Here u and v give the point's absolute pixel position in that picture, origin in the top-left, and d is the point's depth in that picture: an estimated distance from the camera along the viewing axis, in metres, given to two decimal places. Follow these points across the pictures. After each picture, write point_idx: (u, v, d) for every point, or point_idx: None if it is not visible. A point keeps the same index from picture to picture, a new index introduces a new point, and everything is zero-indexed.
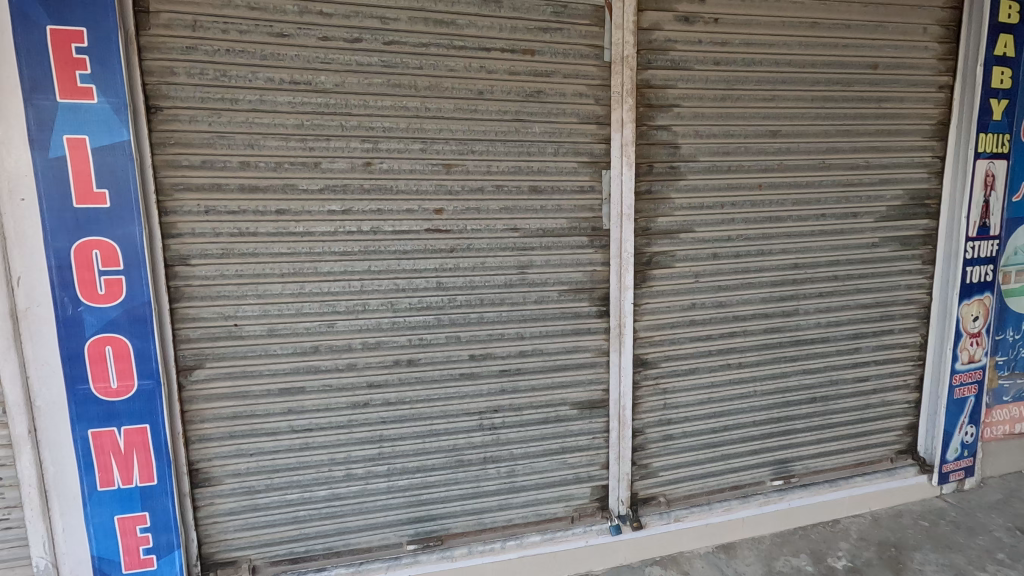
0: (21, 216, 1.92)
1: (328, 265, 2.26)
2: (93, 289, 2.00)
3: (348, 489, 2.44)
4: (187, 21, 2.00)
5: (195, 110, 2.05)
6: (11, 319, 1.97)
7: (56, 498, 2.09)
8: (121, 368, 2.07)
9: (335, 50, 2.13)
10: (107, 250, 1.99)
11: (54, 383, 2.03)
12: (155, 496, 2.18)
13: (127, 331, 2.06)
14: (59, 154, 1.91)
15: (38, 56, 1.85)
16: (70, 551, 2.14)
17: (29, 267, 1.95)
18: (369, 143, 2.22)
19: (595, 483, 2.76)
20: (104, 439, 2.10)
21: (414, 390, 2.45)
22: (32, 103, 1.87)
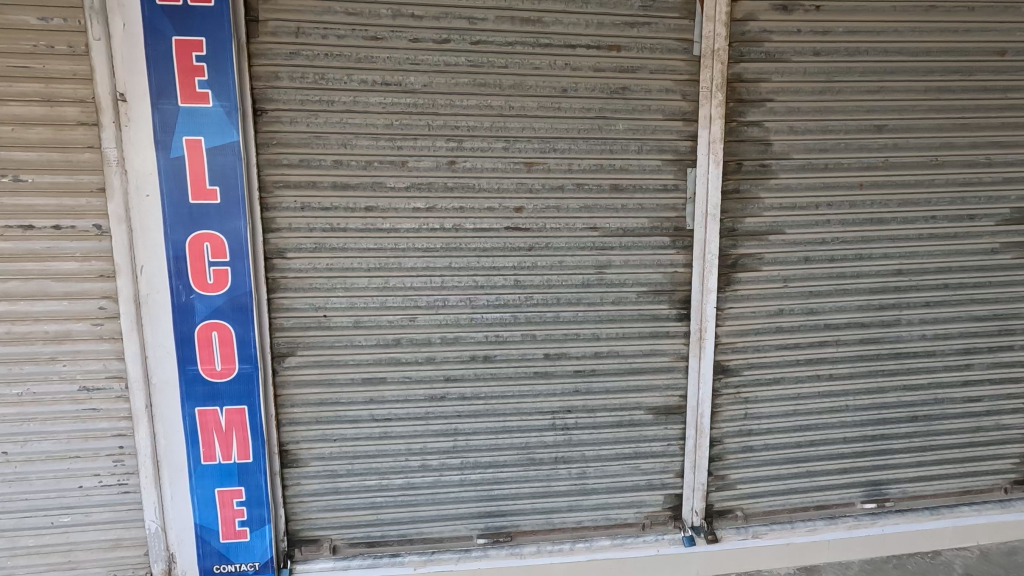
0: (146, 210, 2.11)
1: (412, 260, 2.33)
2: (203, 278, 2.17)
3: (422, 480, 2.51)
4: (291, 28, 2.12)
5: (295, 112, 2.17)
6: (135, 304, 2.18)
7: (167, 468, 2.30)
8: (225, 352, 2.24)
9: (425, 51, 2.19)
10: (216, 243, 2.16)
11: (168, 363, 2.22)
12: (250, 472, 2.34)
13: (231, 318, 2.22)
14: (179, 154, 2.09)
15: (164, 64, 2.03)
16: (177, 517, 2.34)
17: (151, 257, 2.14)
18: (454, 141, 2.26)
19: (669, 491, 2.68)
20: (209, 417, 2.28)
21: (489, 386, 2.47)
22: (159, 108, 2.05)
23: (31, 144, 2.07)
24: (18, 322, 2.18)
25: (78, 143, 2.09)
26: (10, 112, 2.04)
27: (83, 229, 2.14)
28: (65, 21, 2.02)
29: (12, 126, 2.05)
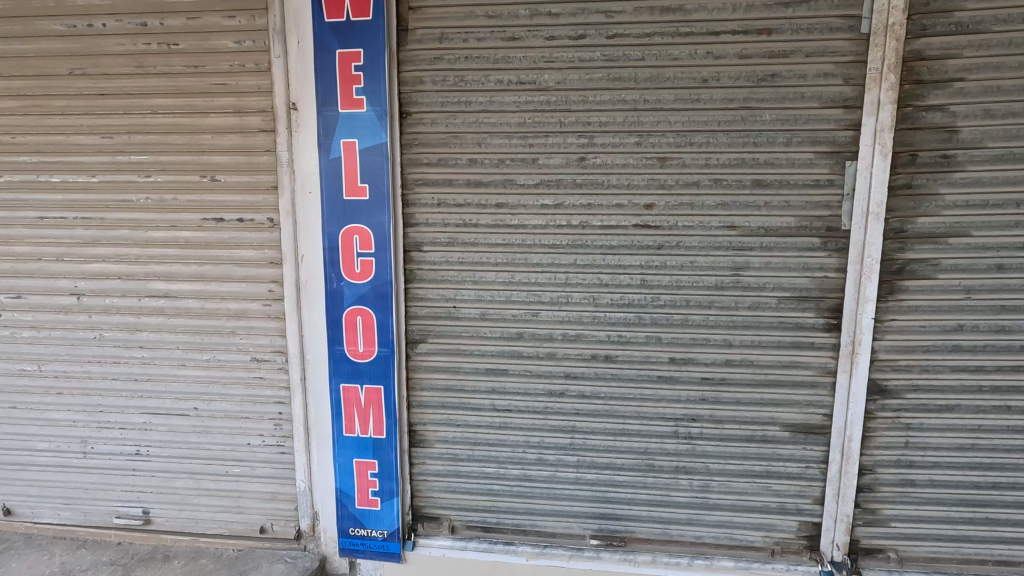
0: (309, 205, 2.38)
1: (538, 256, 2.36)
2: (351, 267, 2.40)
3: (538, 473, 2.54)
4: (436, 34, 2.25)
5: (436, 113, 2.31)
6: (296, 288, 2.48)
7: (316, 435, 2.58)
8: (367, 336, 2.45)
9: (560, 48, 2.20)
10: (364, 235, 2.36)
11: (321, 342, 2.49)
12: (383, 447, 2.53)
13: (373, 304, 2.42)
14: (336, 155, 2.32)
15: (329, 75, 2.27)
16: (322, 480, 2.62)
17: (311, 247, 2.42)
18: (585, 137, 2.24)
19: (805, 518, 2.43)
20: (351, 393, 2.51)
21: (609, 386, 2.43)
22: (323, 114, 2.30)
23: (224, 149, 2.43)
24: (209, 299, 2.58)
25: (259, 147, 2.41)
26: (210, 122, 2.42)
27: (260, 222, 2.47)
28: (253, 43, 2.34)
29: (211, 134, 2.43)
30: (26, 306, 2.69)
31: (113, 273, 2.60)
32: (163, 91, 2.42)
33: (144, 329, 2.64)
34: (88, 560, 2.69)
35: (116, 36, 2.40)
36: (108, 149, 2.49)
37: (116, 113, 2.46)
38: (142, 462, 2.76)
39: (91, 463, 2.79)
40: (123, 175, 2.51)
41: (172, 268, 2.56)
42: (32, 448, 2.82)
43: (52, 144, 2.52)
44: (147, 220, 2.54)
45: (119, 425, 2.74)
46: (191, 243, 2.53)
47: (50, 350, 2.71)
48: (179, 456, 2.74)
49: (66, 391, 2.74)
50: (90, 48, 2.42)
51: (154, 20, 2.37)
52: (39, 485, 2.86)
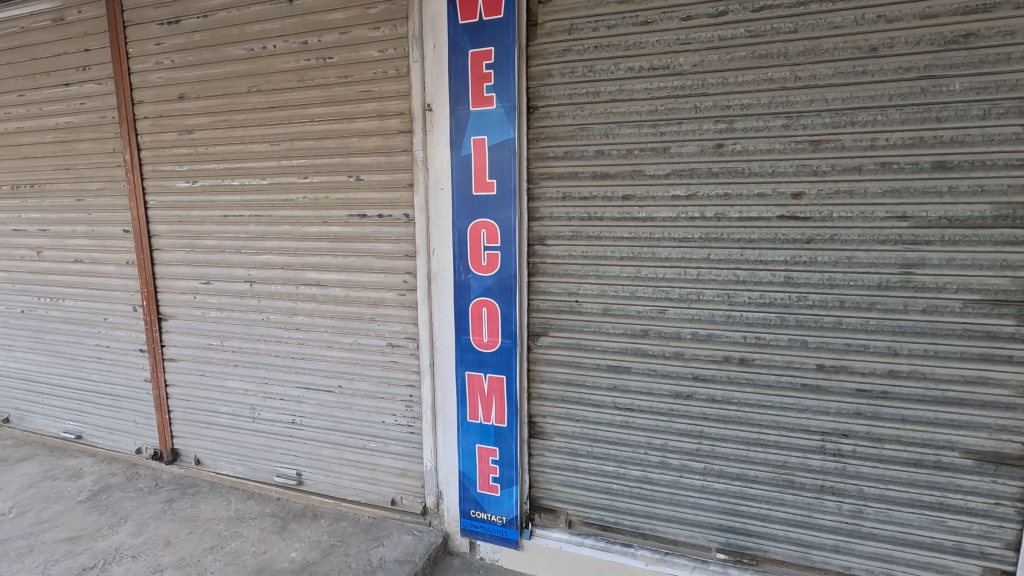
0: (440, 201, 2.50)
1: (666, 250, 2.25)
2: (478, 260, 2.48)
3: (661, 477, 2.43)
4: (565, 26, 2.24)
5: (563, 106, 2.30)
6: (428, 280, 2.63)
7: (442, 419, 2.72)
8: (492, 327, 2.52)
9: (698, 28, 2.06)
10: (491, 229, 2.43)
11: (449, 331, 2.62)
12: (504, 436, 2.60)
13: (498, 297, 2.48)
14: (467, 152, 2.40)
15: (462, 75, 2.35)
16: (446, 462, 2.76)
17: (442, 241, 2.54)
18: (724, 122, 2.08)
19: (991, 564, 2.04)
20: (476, 382, 2.61)
21: (743, 392, 2.25)
22: (455, 113, 2.40)
23: (368, 151, 2.66)
24: (352, 288, 2.84)
25: (398, 147, 2.60)
26: (357, 127, 2.65)
27: (397, 218, 2.67)
28: (395, 50, 2.51)
29: (358, 138, 2.66)
30: (213, 290, 3.19)
31: (277, 264, 2.98)
32: (319, 101, 2.71)
33: (301, 313, 2.99)
34: (255, 510, 3.12)
35: (283, 55, 2.73)
36: (276, 155, 2.85)
37: (282, 123, 2.80)
38: (297, 430, 3.14)
39: (258, 427, 3.24)
40: (287, 178, 2.85)
41: (324, 259, 2.86)
42: (215, 410, 3.34)
43: (233, 153, 2.94)
44: (304, 217, 2.86)
45: (280, 396, 3.14)
46: (339, 237, 2.81)
47: (230, 328, 3.19)
48: (325, 428, 3.06)
49: (241, 363, 3.20)
50: (263, 68, 2.79)
51: (313, 37, 2.66)
52: (220, 442, 3.39)
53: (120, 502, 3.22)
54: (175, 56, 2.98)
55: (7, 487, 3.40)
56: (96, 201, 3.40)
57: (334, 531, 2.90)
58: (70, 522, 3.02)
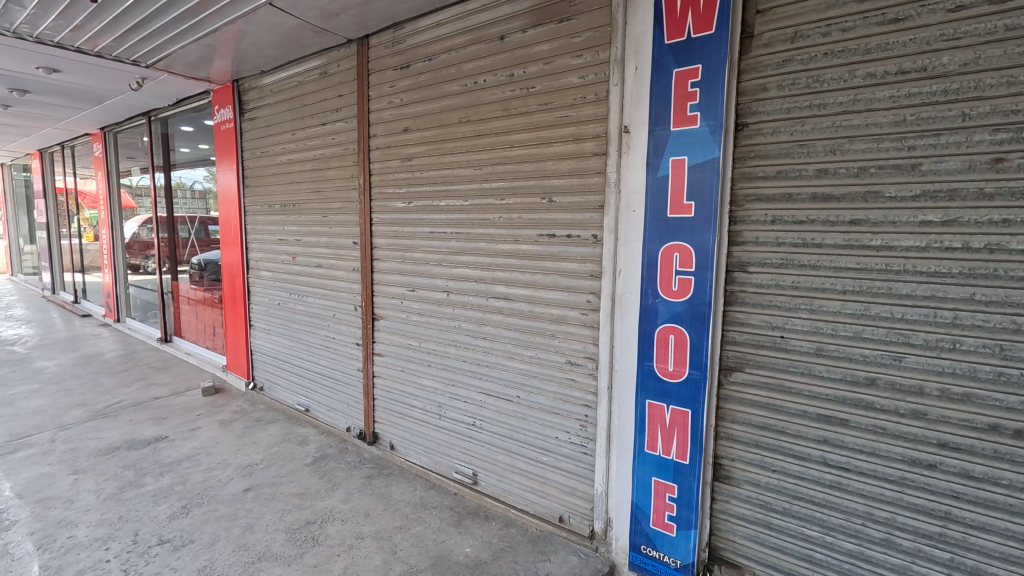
0: (631, 222, 2.47)
1: (908, 286, 1.88)
2: (669, 285, 2.38)
3: (883, 558, 2.02)
4: (788, 34, 2.05)
5: (779, 122, 2.09)
6: (612, 301, 2.60)
7: (617, 445, 2.66)
8: (678, 356, 2.38)
9: (971, 20, 1.71)
10: (685, 253, 2.31)
11: (631, 355, 2.55)
12: (685, 474, 2.43)
13: (688, 325, 2.34)
14: (664, 173, 2.34)
15: (664, 95, 2.31)
16: (618, 489, 2.68)
17: (630, 262, 2.50)
18: (1009, 130, 1.68)
19: None
20: (656, 411, 2.49)
21: (1017, 473, 1.76)
22: (654, 133, 2.35)
23: (562, 173, 2.76)
24: (537, 304, 2.96)
25: (591, 169, 2.64)
26: (553, 150, 2.77)
27: (586, 238, 2.71)
28: (596, 76, 2.57)
29: (552, 161, 2.78)
30: (417, 297, 3.61)
31: (471, 277, 3.26)
32: (520, 128, 2.90)
33: (488, 323, 3.21)
34: (436, 499, 3.42)
35: (491, 87, 3.00)
36: (478, 178, 3.13)
37: (485, 149, 3.07)
38: (476, 432, 3.37)
39: (443, 424, 3.56)
40: (486, 199, 3.11)
41: (513, 275, 3.04)
42: (409, 403, 3.77)
43: (442, 176, 3.32)
44: (498, 235, 3.08)
45: (464, 398, 3.40)
46: (528, 255, 2.96)
47: (427, 332, 3.57)
48: (501, 434, 3.22)
49: (433, 364, 3.56)
50: (473, 100, 3.09)
51: (519, 69, 2.87)
52: (411, 432, 3.80)
53: (334, 470, 3.81)
54: (404, 95, 3.48)
55: (259, 442, 4.28)
56: (336, 217, 4.14)
57: (503, 535, 3.02)
58: (299, 480, 3.66)
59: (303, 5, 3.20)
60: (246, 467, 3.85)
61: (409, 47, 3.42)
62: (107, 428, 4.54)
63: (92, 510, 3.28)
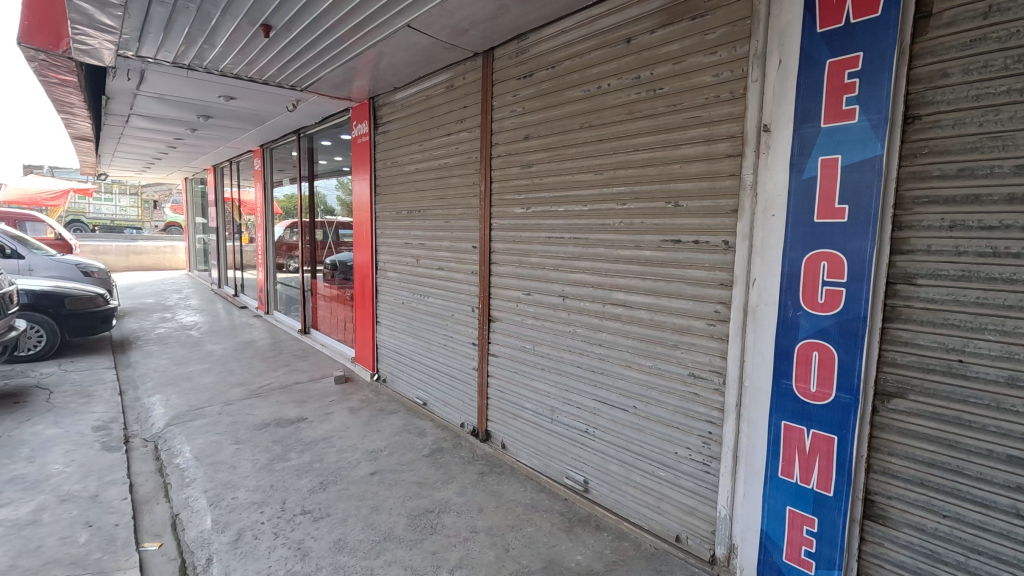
0: (770, 228, 2.29)
1: None
2: (813, 297, 2.16)
3: None
4: (978, 10, 1.78)
5: (964, 112, 1.83)
6: (744, 312, 2.43)
7: (746, 467, 2.47)
8: (823, 376, 2.16)
9: None
10: (834, 262, 2.08)
11: (765, 371, 2.36)
12: (827, 507, 2.18)
13: (837, 342, 2.10)
14: (811, 174, 2.13)
15: (814, 89, 2.11)
16: (746, 515, 2.49)
17: (766, 271, 2.32)
18: None
19: None
20: (793, 435, 2.28)
21: None
22: (800, 131, 2.16)
23: (690, 176, 2.64)
24: (658, 312, 2.86)
25: (724, 172, 2.50)
26: (680, 153, 2.67)
27: (715, 244, 2.56)
28: (732, 73, 2.43)
29: (680, 164, 2.67)
30: (533, 301, 3.67)
31: (589, 282, 3.23)
32: (645, 131, 2.83)
33: (605, 330, 3.16)
34: (546, 502, 3.44)
35: (616, 91, 2.97)
36: (598, 183, 3.11)
37: (608, 154, 3.04)
38: (588, 439, 3.33)
39: (555, 428, 3.57)
40: (606, 204, 3.07)
41: (632, 282, 2.97)
42: (522, 405, 3.84)
43: (562, 182, 3.34)
44: (618, 240, 3.03)
45: (577, 403, 3.38)
46: (650, 261, 2.87)
47: (541, 335, 3.61)
48: (615, 444, 3.15)
49: (547, 368, 3.59)
50: (596, 105, 3.08)
51: (645, 71, 2.80)
52: (522, 433, 3.87)
53: (450, 463, 4.00)
54: (526, 103, 3.57)
55: (383, 430, 4.62)
56: (458, 222, 4.36)
57: (615, 548, 2.95)
58: (418, 470, 3.89)
59: (438, 24, 3.42)
60: (372, 452, 4.18)
61: (533, 56, 3.50)
62: (260, 406, 5.20)
63: (250, 477, 3.77)
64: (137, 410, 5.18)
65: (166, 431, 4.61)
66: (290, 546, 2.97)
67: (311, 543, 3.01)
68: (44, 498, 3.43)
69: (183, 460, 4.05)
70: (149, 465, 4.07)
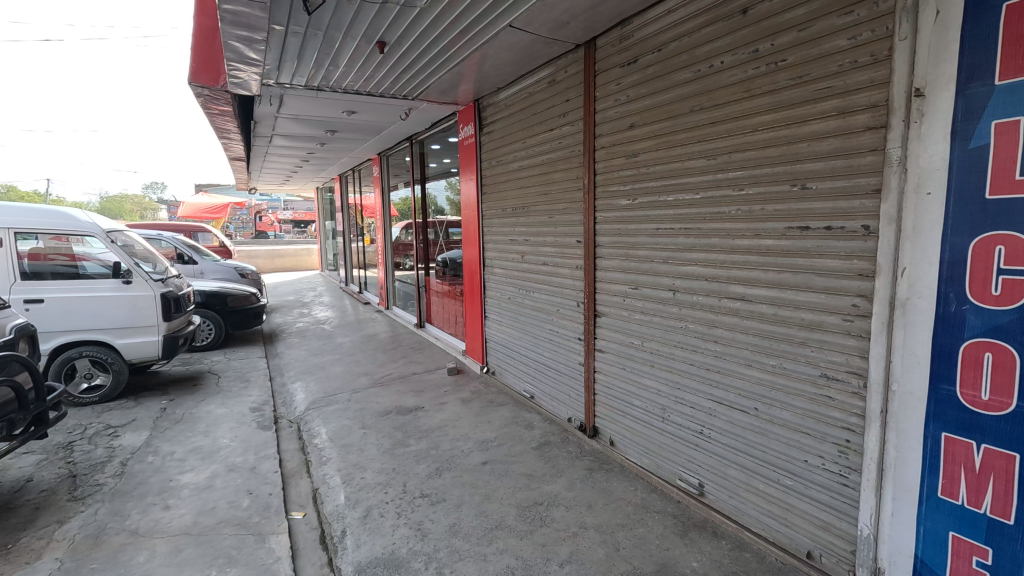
0: (924, 208, 1.97)
1: None
2: (984, 288, 1.83)
3: None
4: None
5: None
6: (891, 307, 2.12)
7: (895, 482, 2.16)
8: (1000, 381, 1.82)
9: None
10: (1015, 246, 1.74)
11: (918, 374, 2.04)
12: (1006, 536, 1.84)
13: (1018, 341, 1.76)
14: (981, 143, 1.80)
15: (985, 41, 1.78)
16: (894, 536, 2.19)
17: (919, 259, 2.00)
18: None
19: None
20: (956, 449, 1.95)
21: None
22: (965, 93, 1.83)
23: (821, 155, 2.37)
24: (783, 307, 2.61)
25: (862, 147, 2.20)
26: (808, 129, 2.40)
27: (853, 230, 2.27)
28: (873, 33, 2.13)
29: (808, 142, 2.41)
30: (640, 295, 3.55)
31: (703, 275, 3.05)
32: (765, 108, 2.59)
33: (720, 326, 2.96)
34: (658, 504, 3.31)
35: (730, 68, 2.75)
36: (711, 169, 2.91)
37: (722, 136, 2.83)
38: (703, 441, 3.15)
39: (667, 427, 3.42)
40: (721, 191, 2.87)
41: (753, 273, 2.74)
42: (631, 402, 3.73)
43: (671, 170, 3.18)
44: (735, 229, 2.81)
45: (690, 403, 3.21)
46: (772, 251, 2.63)
47: (650, 331, 3.48)
48: (734, 447, 2.94)
49: (656, 364, 3.46)
50: (708, 85, 2.89)
51: (765, 43, 2.57)
52: (632, 431, 3.77)
53: (558, 457, 4.02)
54: (631, 91, 3.45)
55: (493, 421, 4.79)
56: (561, 217, 4.35)
57: (735, 558, 2.76)
58: (527, 462, 3.97)
59: (539, 20, 3.43)
60: (483, 442, 4.35)
61: (638, 40, 3.37)
62: (383, 395, 5.65)
63: (375, 460, 4.13)
64: (283, 395, 5.91)
65: (307, 414, 5.20)
66: (411, 526, 3.20)
67: (430, 525, 3.21)
68: (216, 467, 4.06)
69: (321, 440, 4.54)
70: (294, 443, 4.62)
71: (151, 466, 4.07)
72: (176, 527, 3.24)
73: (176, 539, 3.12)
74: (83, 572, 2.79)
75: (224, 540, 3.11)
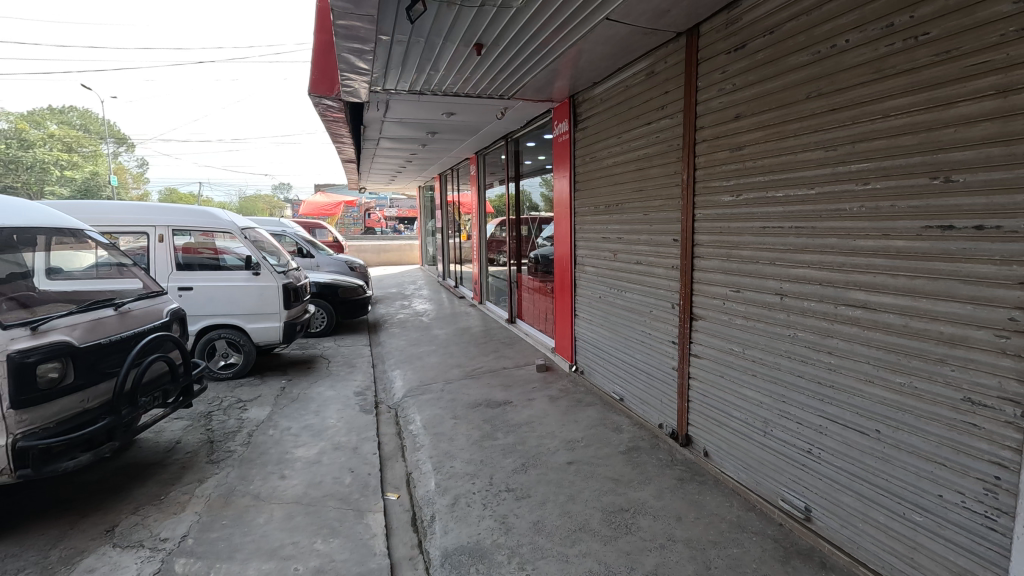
0: None
1: None
2: None
3: None
4: None
5: None
6: None
7: None
8: None
9: None
10: None
11: None
12: None
13: None
14: None
15: None
16: None
17: None
18: None
19: None
20: None
21: None
22: None
23: (971, 142, 2.04)
24: (915, 318, 2.28)
25: None
26: (955, 113, 2.08)
27: (1011, 230, 1.93)
28: None
29: (955, 127, 2.08)
30: (742, 299, 3.30)
31: (816, 279, 2.76)
32: (900, 90, 2.27)
33: (836, 336, 2.66)
34: (756, 524, 3.07)
35: (857, 48, 2.45)
36: (830, 162, 2.61)
37: (844, 124, 2.53)
38: (812, 461, 2.86)
39: (769, 443, 3.15)
40: (840, 185, 2.57)
41: (877, 279, 2.43)
42: (728, 412, 3.50)
43: (781, 163, 2.91)
44: (857, 228, 2.50)
45: (797, 418, 2.93)
46: (903, 254, 2.30)
47: (753, 338, 3.23)
48: (849, 472, 2.64)
49: (758, 374, 3.20)
50: (829, 68, 2.59)
51: (902, 15, 2.24)
52: (729, 444, 3.52)
53: (647, 464, 3.88)
54: (738, 79, 3.20)
55: (580, 421, 4.73)
56: (657, 214, 4.17)
57: None
58: (614, 466, 3.88)
59: (637, 11, 3.31)
60: (570, 441, 4.32)
61: (746, 24, 3.12)
62: (474, 387, 5.83)
63: (464, 450, 4.27)
64: (384, 381, 6.33)
65: (404, 401, 5.53)
66: (496, 519, 3.27)
67: (513, 519, 3.26)
68: (324, 444, 4.45)
69: (416, 427, 4.80)
70: (391, 428, 4.93)
71: (271, 438, 4.56)
72: (290, 495, 3.61)
73: (290, 506, 3.48)
74: (216, 526, 3.21)
75: (328, 512, 3.40)
